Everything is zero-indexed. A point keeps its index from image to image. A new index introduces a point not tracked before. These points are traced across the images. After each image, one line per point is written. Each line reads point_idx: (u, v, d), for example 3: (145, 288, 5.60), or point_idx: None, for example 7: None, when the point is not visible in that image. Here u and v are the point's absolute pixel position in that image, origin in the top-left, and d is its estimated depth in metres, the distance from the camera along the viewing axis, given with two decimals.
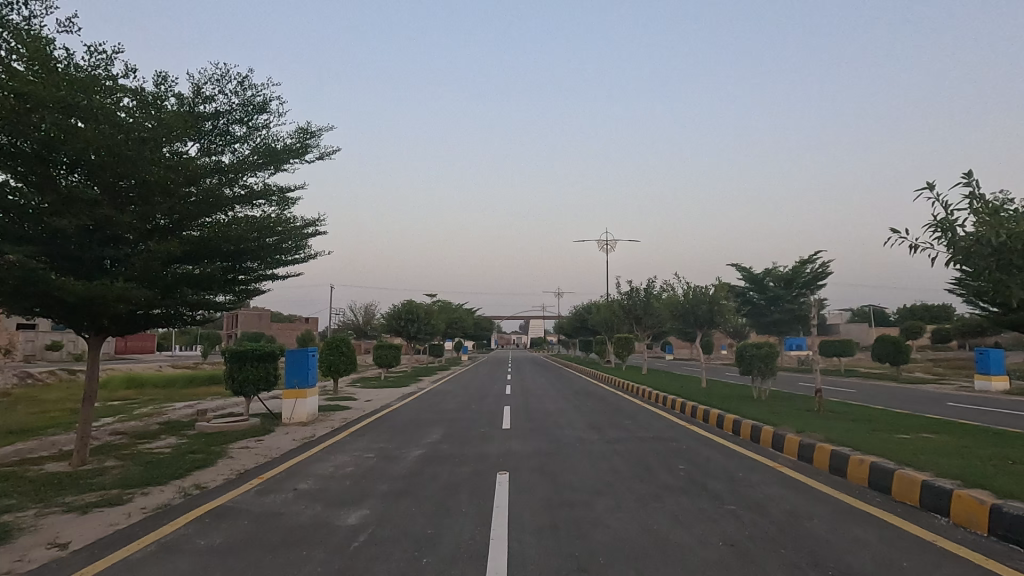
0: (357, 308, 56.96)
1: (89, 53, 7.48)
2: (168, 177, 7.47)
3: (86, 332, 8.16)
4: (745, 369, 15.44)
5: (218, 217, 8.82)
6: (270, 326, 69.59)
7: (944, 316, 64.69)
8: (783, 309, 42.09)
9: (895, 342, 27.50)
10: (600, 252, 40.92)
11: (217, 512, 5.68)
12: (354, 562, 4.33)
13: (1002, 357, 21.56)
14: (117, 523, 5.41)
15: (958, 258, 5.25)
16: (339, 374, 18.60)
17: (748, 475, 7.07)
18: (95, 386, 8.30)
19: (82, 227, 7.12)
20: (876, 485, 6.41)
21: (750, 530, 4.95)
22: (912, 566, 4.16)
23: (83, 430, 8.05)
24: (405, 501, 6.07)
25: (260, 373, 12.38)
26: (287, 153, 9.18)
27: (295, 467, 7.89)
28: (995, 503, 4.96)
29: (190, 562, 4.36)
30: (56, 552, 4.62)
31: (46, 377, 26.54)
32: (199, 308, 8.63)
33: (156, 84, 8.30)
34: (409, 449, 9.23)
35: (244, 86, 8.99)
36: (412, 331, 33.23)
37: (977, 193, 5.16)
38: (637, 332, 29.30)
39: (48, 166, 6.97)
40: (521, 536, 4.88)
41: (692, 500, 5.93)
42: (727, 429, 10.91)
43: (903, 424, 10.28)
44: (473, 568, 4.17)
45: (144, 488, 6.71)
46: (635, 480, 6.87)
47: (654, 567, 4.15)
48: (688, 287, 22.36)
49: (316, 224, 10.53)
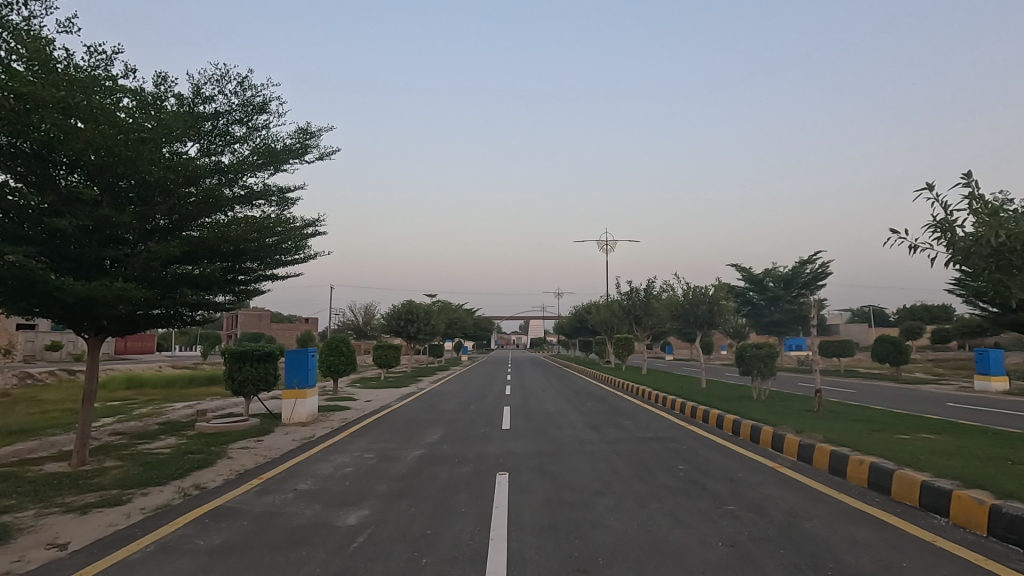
0: (357, 308, 57.05)
1: (89, 53, 7.49)
2: (168, 178, 7.47)
3: (86, 332, 8.16)
4: (745, 369, 15.46)
5: (218, 217, 8.81)
6: (270, 326, 69.67)
7: (943, 316, 64.71)
8: (783, 309, 42.13)
9: (895, 342, 27.50)
10: (601, 252, 39.98)
11: (216, 512, 5.70)
12: (354, 562, 4.34)
13: (1002, 358, 21.58)
14: (117, 523, 5.42)
15: (958, 258, 5.26)
16: (339, 374, 18.62)
17: (748, 476, 7.08)
18: (95, 386, 8.30)
19: (82, 227, 7.12)
20: (875, 486, 6.42)
21: (749, 531, 4.96)
22: (911, 566, 4.17)
23: (83, 431, 8.05)
24: (404, 501, 6.08)
25: (259, 373, 12.38)
26: (287, 153, 9.20)
27: (295, 467, 7.89)
28: (995, 503, 4.96)
29: (190, 562, 4.37)
30: (56, 552, 4.63)
31: (46, 377, 26.56)
32: (199, 308, 8.63)
33: (156, 84, 8.31)
34: (409, 449, 9.25)
35: (244, 87, 9.00)
36: (412, 331, 33.28)
37: (977, 194, 5.17)
38: (637, 332, 29.34)
39: (48, 167, 6.98)
40: (521, 536, 4.89)
41: (691, 501, 5.94)
42: (727, 429, 10.93)
43: (902, 424, 10.30)
44: (473, 568, 4.18)
45: (144, 488, 6.72)
46: (635, 480, 6.89)
47: (654, 567, 4.16)
48: (688, 287, 22.39)
49: (316, 224, 10.54)
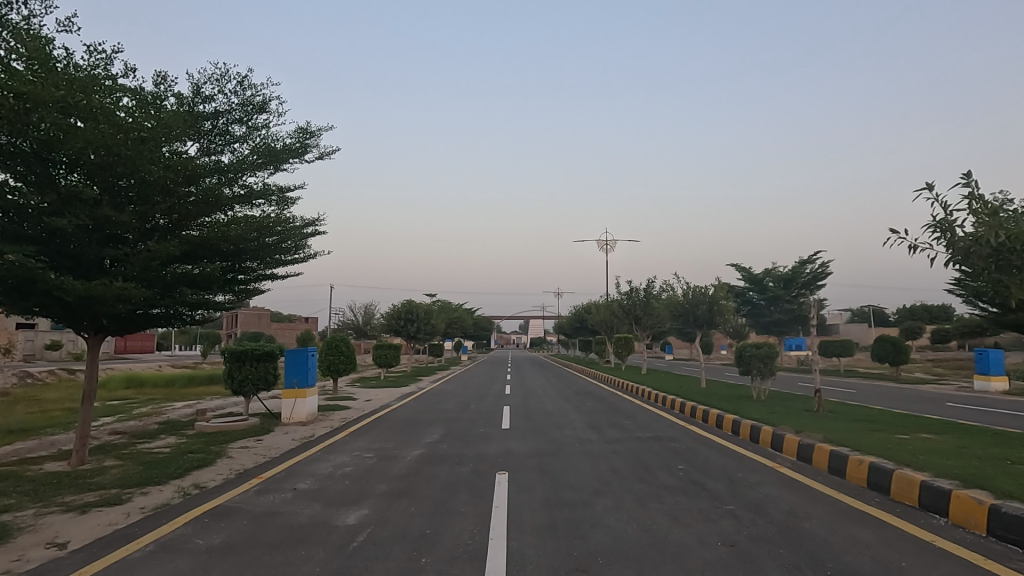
0: (357, 308, 57.03)
1: (89, 53, 7.48)
2: (167, 177, 7.47)
3: (85, 331, 8.17)
4: (745, 369, 15.43)
5: (218, 217, 8.81)
6: (270, 326, 69.72)
7: (943, 316, 64.71)
8: (782, 309, 42.13)
9: (895, 342, 27.49)
10: (600, 252, 39.81)
11: (216, 512, 5.68)
12: (353, 562, 4.33)
13: (1002, 357, 21.59)
14: (116, 523, 5.40)
15: (957, 258, 5.26)
16: (338, 374, 18.59)
17: (747, 476, 7.08)
18: (95, 385, 8.28)
19: (82, 227, 7.11)
20: (875, 486, 6.41)
21: (749, 531, 4.96)
22: (911, 566, 4.16)
23: (83, 430, 8.03)
24: (404, 501, 6.06)
25: (259, 372, 12.37)
26: (287, 153, 9.20)
27: (294, 467, 7.87)
28: (995, 503, 4.96)
29: (189, 562, 4.36)
30: (54, 553, 4.62)
31: (46, 377, 26.48)
32: (199, 308, 8.64)
33: (156, 83, 8.32)
34: (409, 449, 9.23)
35: (244, 86, 8.99)
36: (412, 331, 33.28)
37: (977, 193, 5.16)
38: (637, 331, 29.31)
39: (48, 166, 6.97)
40: (521, 536, 4.88)
41: (691, 500, 5.93)
42: (727, 429, 10.91)
43: (902, 424, 10.29)
44: (472, 567, 4.18)
45: (144, 488, 6.70)
46: (634, 480, 6.88)
47: (653, 567, 4.15)
48: (688, 287, 22.38)
49: (316, 223, 10.55)
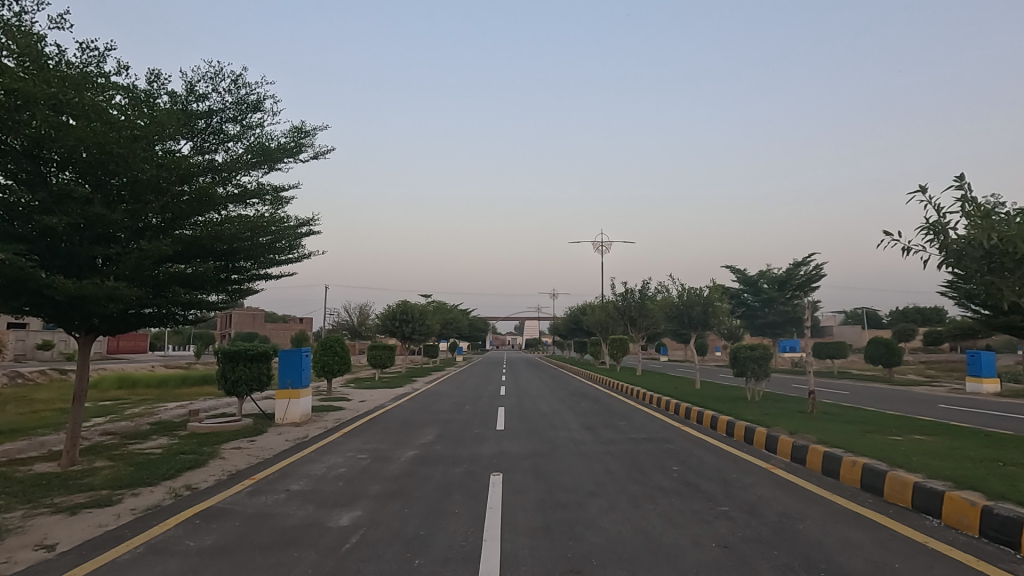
0: (352, 309, 57.09)
1: (81, 50, 7.40)
2: (160, 176, 7.34)
3: (76, 331, 8.10)
4: (739, 370, 15.48)
5: (211, 216, 8.70)
6: (265, 326, 69.70)
7: (938, 317, 64.86)
8: (776, 311, 42.27)
9: (889, 343, 27.62)
10: (594, 252, 39.74)
11: (208, 513, 5.67)
12: (344, 563, 4.32)
13: (994, 359, 21.74)
14: (107, 523, 5.39)
15: (950, 259, 5.27)
16: (333, 374, 18.48)
17: (741, 476, 7.13)
18: (86, 386, 8.22)
19: (72, 225, 7.07)
20: (867, 485, 6.45)
21: (743, 531, 4.99)
22: (904, 566, 4.17)
23: (71, 432, 7.94)
24: (398, 502, 6.07)
25: (252, 373, 12.26)
26: (281, 152, 9.12)
27: (288, 467, 7.88)
28: (986, 504, 4.98)
29: (179, 563, 4.34)
30: (43, 554, 4.58)
31: (38, 377, 26.37)
32: (193, 308, 8.59)
33: (148, 82, 8.28)
34: (403, 449, 9.25)
35: (238, 85, 8.94)
36: (407, 331, 33.15)
37: (969, 196, 5.19)
38: (632, 333, 29.33)
39: (38, 164, 6.93)
40: (515, 536, 4.88)
41: (684, 501, 5.96)
42: (721, 429, 10.90)
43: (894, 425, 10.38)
44: (465, 568, 4.17)
45: (135, 488, 6.69)
46: (627, 480, 6.92)
47: (647, 568, 4.16)
48: (683, 288, 22.45)
49: (310, 223, 10.51)
